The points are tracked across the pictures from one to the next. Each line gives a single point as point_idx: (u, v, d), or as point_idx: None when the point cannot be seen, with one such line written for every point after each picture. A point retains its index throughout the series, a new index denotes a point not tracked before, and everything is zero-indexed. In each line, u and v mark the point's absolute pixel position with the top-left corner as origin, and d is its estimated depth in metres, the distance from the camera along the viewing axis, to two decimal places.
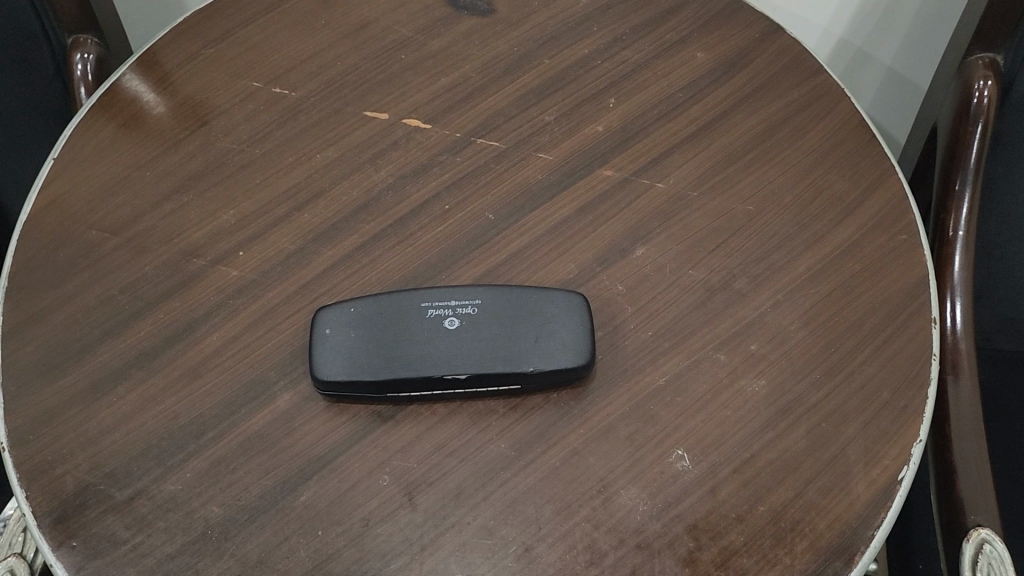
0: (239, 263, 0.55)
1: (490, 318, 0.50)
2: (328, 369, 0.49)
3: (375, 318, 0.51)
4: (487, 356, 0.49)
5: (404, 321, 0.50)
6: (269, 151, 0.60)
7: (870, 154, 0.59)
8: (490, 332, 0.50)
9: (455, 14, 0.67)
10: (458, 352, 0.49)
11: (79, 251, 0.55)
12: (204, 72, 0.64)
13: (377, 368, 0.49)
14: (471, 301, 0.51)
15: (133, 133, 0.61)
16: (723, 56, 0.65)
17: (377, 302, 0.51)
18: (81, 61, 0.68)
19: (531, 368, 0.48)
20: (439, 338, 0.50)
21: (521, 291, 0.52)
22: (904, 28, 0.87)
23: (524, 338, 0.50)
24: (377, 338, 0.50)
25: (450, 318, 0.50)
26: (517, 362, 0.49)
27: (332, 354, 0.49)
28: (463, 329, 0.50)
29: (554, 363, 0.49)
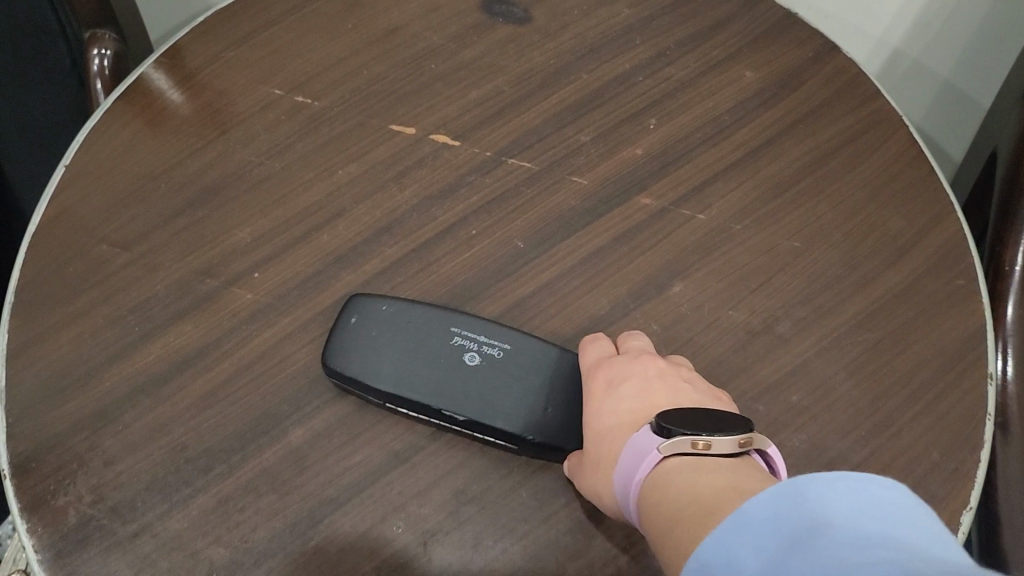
0: (255, 285, 0.52)
1: (513, 368, 0.47)
2: (337, 359, 0.47)
3: (402, 324, 0.48)
4: (493, 406, 0.46)
5: (429, 341, 0.48)
6: (289, 165, 0.57)
7: (925, 189, 0.56)
8: (508, 380, 0.47)
9: (489, 21, 0.64)
10: (469, 390, 0.46)
11: (89, 265, 0.53)
12: (226, 76, 0.61)
13: (383, 378, 0.47)
14: (499, 342, 0.48)
15: (152, 137, 0.58)
16: (773, 75, 0.61)
17: (407, 306, 0.49)
18: (98, 56, 0.63)
19: (531, 437, 0.45)
20: (458, 368, 0.47)
21: (553, 352, 0.48)
22: (963, 42, 0.81)
23: (535, 402, 0.46)
24: (396, 346, 0.48)
25: (472, 353, 0.47)
26: (518, 425, 0.45)
27: (350, 346, 0.48)
28: (481, 369, 0.47)
29: (558, 440, 0.45)
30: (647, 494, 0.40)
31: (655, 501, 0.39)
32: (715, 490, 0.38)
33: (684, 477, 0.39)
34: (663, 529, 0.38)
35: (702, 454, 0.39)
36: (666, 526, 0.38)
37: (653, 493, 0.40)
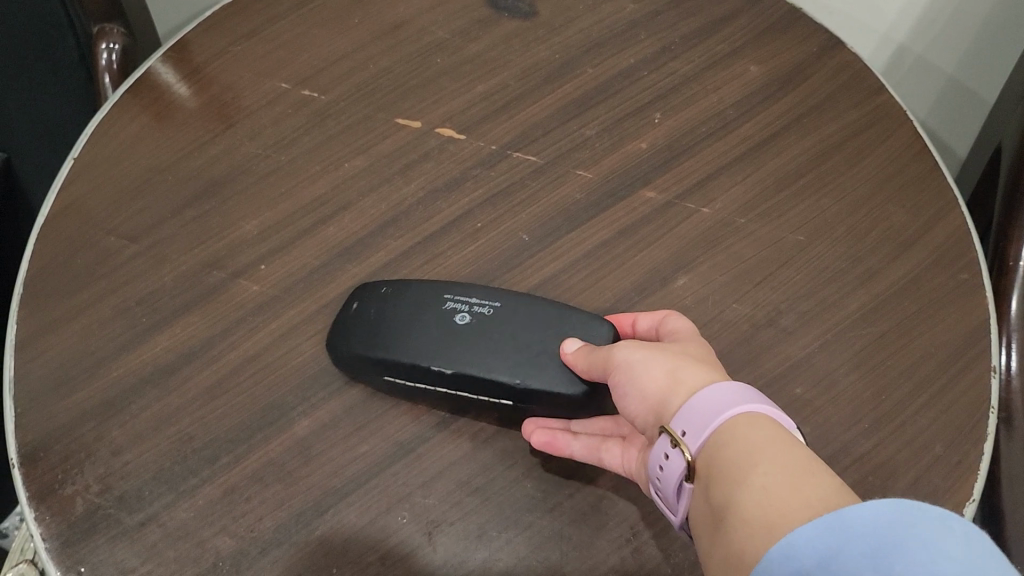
0: (261, 277, 0.52)
1: (503, 321, 0.47)
2: (337, 345, 0.48)
3: (397, 298, 0.49)
4: (481, 358, 0.46)
5: (421, 307, 0.48)
6: (295, 158, 0.57)
7: (929, 184, 0.56)
8: (498, 333, 0.47)
9: (495, 16, 0.64)
10: (461, 346, 0.46)
11: (96, 257, 0.53)
12: (233, 70, 0.62)
13: (375, 345, 0.47)
14: (491, 301, 0.48)
15: (159, 131, 0.59)
16: (777, 70, 0.61)
17: (402, 287, 0.49)
18: (107, 50, 0.65)
19: (520, 382, 0.45)
20: (449, 329, 0.47)
21: (542, 301, 0.48)
22: (968, 36, 0.81)
23: (525, 349, 0.46)
24: (389, 317, 0.48)
25: (462, 314, 0.48)
26: (507, 371, 0.45)
27: (350, 329, 0.48)
28: (470, 327, 0.47)
29: (551, 385, 0.45)
30: (720, 443, 0.38)
31: (752, 455, 0.37)
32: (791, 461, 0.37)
33: (789, 450, 0.37)
34: (754, 486, 0.35)
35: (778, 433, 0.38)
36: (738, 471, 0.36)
37: (744, 443, 0.37)
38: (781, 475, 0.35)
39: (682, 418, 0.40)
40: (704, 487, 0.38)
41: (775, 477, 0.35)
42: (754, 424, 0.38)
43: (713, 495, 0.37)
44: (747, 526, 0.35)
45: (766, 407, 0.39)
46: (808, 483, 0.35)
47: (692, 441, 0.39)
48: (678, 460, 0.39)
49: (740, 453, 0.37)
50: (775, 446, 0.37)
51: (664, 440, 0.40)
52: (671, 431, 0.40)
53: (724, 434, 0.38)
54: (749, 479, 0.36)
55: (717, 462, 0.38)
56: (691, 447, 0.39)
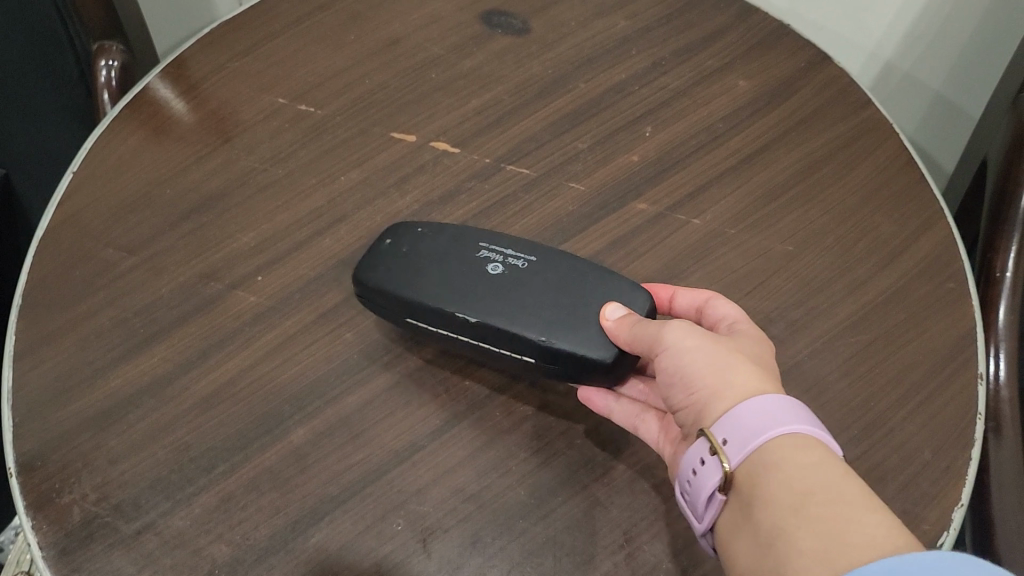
0: (258, 288, 0.53)
1: (537, 276, 0.48)
2: (358, 275, 0.49)
3: (431, 243, 0.50)
4: (505, 310, 0.46)
5: (456, 255, 0.49)
6: (292, 172, 0.58)
7: (916, 196, 0.57)
8: (530, 287, 0.47)
9: (489, 33, 0.65)
10: (491, 295, 0.47)
11: (95, 269, 0.54)
12: (231, 85, 0.63)
13: (405, 283, 0.48)
14: (525, 256, 0.49)
15: (157, 146, 0.60)
16: (766, 85, 0.62)
17: (435, 233, 0.50)
18: (106, 67, 0.64)
19: (540, 338, 0.45)
20: (482, 276, 0.48)
21: (585, 264, 0.49)
22: (954, 54, 0.83)
23: (550, 307, 0.46)
24: (422, 259, 0.49)
25: (495, 264, 0.48)
26: (527, 326, 0.46)
27: (380, 264, 0.49)
28: (501, 277, 0.48)
29: (579, 346, 0.45)
30: (768, 464, 0.39)
31: (803, 485, 0.38)
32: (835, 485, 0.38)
33: (837, 478, 0.38)
34: (806, 521, 0.37)
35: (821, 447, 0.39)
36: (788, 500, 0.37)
37: (790, 470, 0.38)
38: (835, 508, 0.36)
39: (723, 427, 0.40)
40: (744, 498, 0.39)
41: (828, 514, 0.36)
42: (800, 447, 0.39)
43: (756, 517, 0.38)
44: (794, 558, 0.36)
45: (812, 426, 0.39)
46: (862, 520, 0.36)
47: (732, 454, 0.39)
48: (714, 472, 0.40)
49: (786, 480, 0.38)
50: (823, 474, 0.38)
51: (703, 445, 0.40)
52: (711, 437, 0.40)
53: (772, 455, 0.39)
54: (804, 516, 0.37)
55: (761, 483, 0.38)
56: (731, 460, 0.39)
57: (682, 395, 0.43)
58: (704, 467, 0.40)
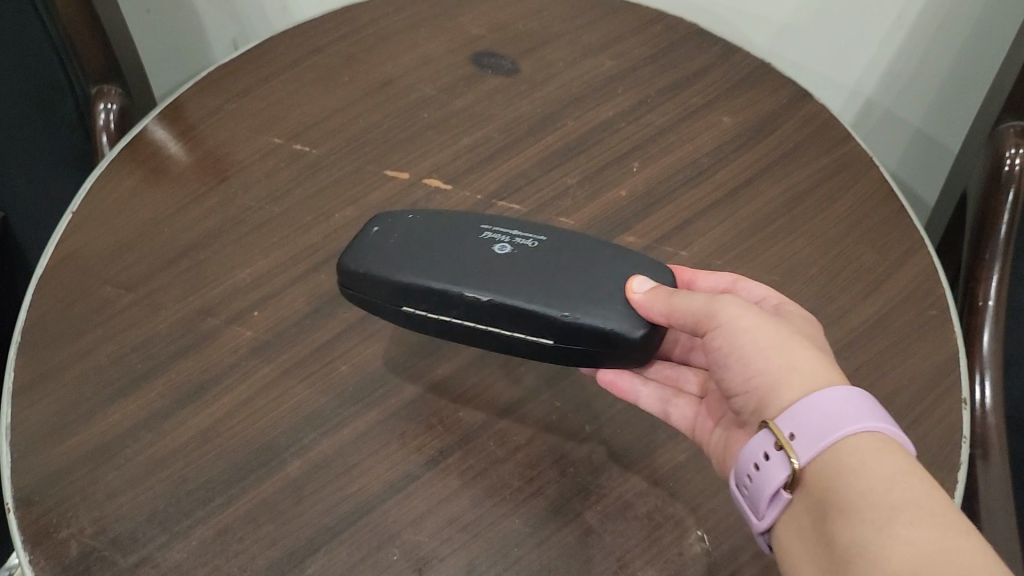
0: (255, 323, 0.54)
1: (547, 253, 0.47)
2: (351, 262, 0.48)
3: (430, 228, 0.49)
4: (519, 285, 0.45)
5: (459, 237, 0.48)
6: (288, 209, 0.59)
7: (896, 227, 0.58)
8: (542, 262, 0.46)
9: (479, 73, 0.67)
10: (501, 271, 0.46)
11: (93, 306, 0.54)
12: (228, 126, 0.64)
13: (407, 266, 0.47)
14: (532, 237, 0.48)
15: (154, 186, 0.61)
16: (749, 121, 0.64)
17: (432, 217, 0.50)
18: (105, 110, 0.66)
19: (563, 313, 0.44)
20: (490, 254, 0.47)
21: (596, 241, 0.48)
22: (932, 89, 0.85)
23: (565, 281, 0.46)
24: (423, 243, 0.48)
25: (502, 244, 0.47)
26: (545, 301, 0.45)
27: (375, 250, 0.48)
28: (510, 256, 0.47)
29: (599, 318, 0.44)
30: (851, 468, 0.39)
31: (890, 499, 0.37)
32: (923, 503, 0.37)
33: (922, 495, 0.38)
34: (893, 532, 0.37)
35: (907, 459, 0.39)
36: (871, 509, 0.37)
37: (874, 479, 0.38)
38: (922, 526, 0.36)
39: (790, 421, 0.41)
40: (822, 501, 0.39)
41: (915, 531, 0.36)
42: (882, 454, 0.39)
43: (836, 523, 0.38)
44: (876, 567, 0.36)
45: (886, 423, 0.40)
46: (950, 538, 0.36)
47: (800, 448, 0.40)
48: (781, 469, 0.40)
49: (868, 488, 0.38)
50: (909, 488, 0.38)
51: (767, 438, 0.41)
52: (777, 431, 0.41)
53: (856, 460, 0.39)
54: (890, 528, 0.37)
55: (843, 492, 0.38)
56: (800, 457, 0.40)
57: (739, 376, 0.45)
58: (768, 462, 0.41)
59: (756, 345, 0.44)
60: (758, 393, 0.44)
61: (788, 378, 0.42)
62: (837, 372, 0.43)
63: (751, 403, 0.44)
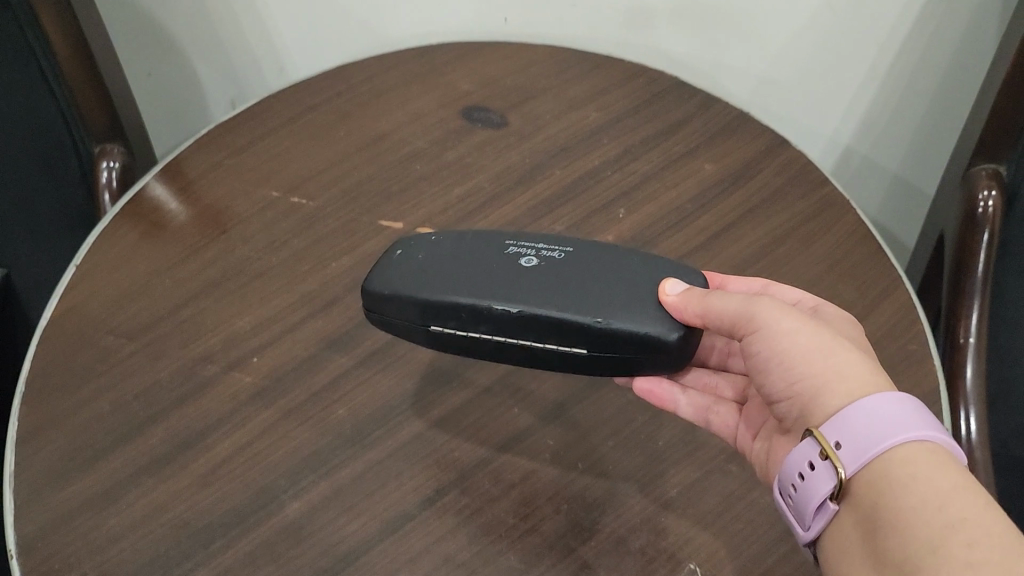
0: (253, 370, 0.55)
1: (572, 263, 0.49)
2: (376, 284, 0.50)
3: (454, 247, 0.51)
4: (547, 295, 0.47)
5: (484, 254, 0.50)
6: (285, 260, 0.61)
7: (875, 265, 0.60)
8: (568, 272, 0.48)
9: (469, 126, 0.70)
10: (528, 283, 0.47)
11: (95, 356, 0.56)
12: (226, 181, 0.66)
13: (435, 285, 0.48)
14: (557, 250, 0.50)
15: (155, 240, 0.63)
16: (730, 168, 0.66)
17: (454, 237, 0.51)
18: (107, 169, 0.71)
19: (595, 321, 0.46)
20: (517, 267, 0.49)
21: (620, 249, 0.50)
22: (908, 134, 0.88)
23: (593, 289, 0.47)
24: (448, 261, 0.50)
25: (528, 258, 0.49)
26: (574, 309, 0.46)
27: (400, 270, 0.50)
28: (537, 268, 0.48)
29: (631, 323, 0.46)
30: (902, 483, 0.39)
31: (940, 512, 0.38)
32: (976, 512, 0.38)
33: (978, 510, 0.38)
34: (947, 545, 0.37)
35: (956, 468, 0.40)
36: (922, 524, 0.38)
37: (928, 493, 0.38)
38: (976, 537, 0.37)
39: (836, 430, 0.42)
40: (877, 524, 0.40)
41: (974, 544, 0.36)
42: (933, 464, 0.40)
43: (893, 546, 0.39)
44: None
45: (935, 430, 0.41)
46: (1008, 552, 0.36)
47: (847, 457, 0.41)
48: (826, 479, 0.41)
49: (922, 503, 0.38)
50: (965, 500, 0.38)
51: (814, 446, 0.42)
52: (823, 439, 0.42)
53: (904, 474, 0.40)
54: (945, 541, 0.37)
55: (895, 511, 0.39)
56: (847, 467, 0.41)
57: (783, 381, 0.46)
58: (814, 472, 0.42)
59: (799, 347, 0.45)
60: (802, 397, 0.45)
61: (835, 383, 0.44)
62: (885, 378, 0.44)
63: (796, 409, 0.46)
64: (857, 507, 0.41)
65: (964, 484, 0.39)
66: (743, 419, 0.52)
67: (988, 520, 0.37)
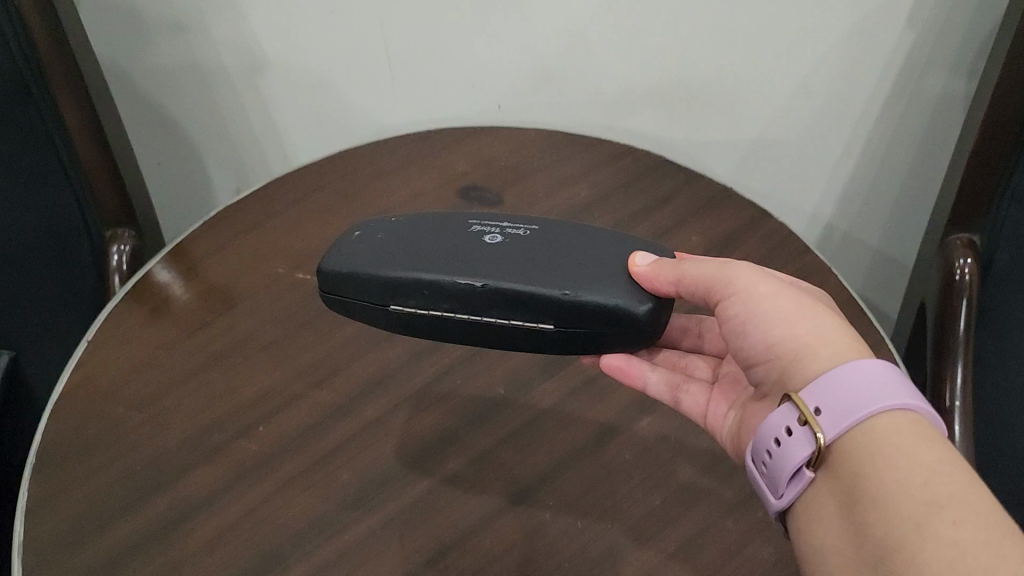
0: (260, 437, 0.56)
1: (533, 241, 0.52)
2: (343, 265, 0.52)
3: (416, 231, 0.54)
4: (511, 270, 0.49)
5: (448, 236, 0.53)
6: (290, 333, 0.63)
7: (858, 327, 0.62)
8: (527, 249, 0.51)
9: (466, 204, 0.73)
10: (487, 260, 0.50)
11: (106, 427, 0.57)
12: (232, 260, 0.69)
13: (400, 263, 0.51)
14: (519, 232, 0.53)
15: (163, 316, 0.65)
16: (716, 238, 0.69)
17: (416, 223, 0.55)
18: (118, 252, 0.74)
19: (561, 292, 0.48)
20: (481, 246, 0.51)
21: (579, 230, 0.53)
22: (886, 210, 0.92)
23: (556, 265, 0.50)
24: (412, 243, 0.52)
25: (491, 238, 0.52)
26: (540, 282, 0.49)
27: (365, 251, 0.53)
28: (499, 246, 0.51)
29: (596, 293, 0.48)
30: (886, 454, 0.40)
31: (926, 483, 0.39)
32: (962, 485, 0.38)
33: (964, 483, 0.39)
34: (935, 512, 0.37)
35: (938, 442, 0.41)
36: (909, 494, 0.39)
37: (914, 465, 0.39)
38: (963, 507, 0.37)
39: (815, 396, 0.43)
40: (862, 495, 0.40)
41: (960, 512, 0.37)
42: (917, 437, 0.40)
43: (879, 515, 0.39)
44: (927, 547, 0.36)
45: (916, 399, 0.42)
46: (993, 522, 0.37)
47: (826, 422, 0.42)
48: (806, 445, 0.42)
49: (904, 476, 0.39)
50: (948, 476, 0.39)
51: (793, 413, 0.43)
52: (801, 405, 0.43)
53: (889, 445, 0.40)
54: (931, 509, 0.38)
55: (881, 482, 0.40)
56: (826, 432, 0.42)
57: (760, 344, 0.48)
58: (793, 440, 0.43)
59: (775, 306, 0.48)
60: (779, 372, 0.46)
61: (813, 344, 0.46)
62: (852, 333, 0.47)
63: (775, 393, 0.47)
64: (836, 478, 0.42)
65: (949, 458, 0.40)
66: (711, 394, 0.55)
67: (974, 493, 0.38)
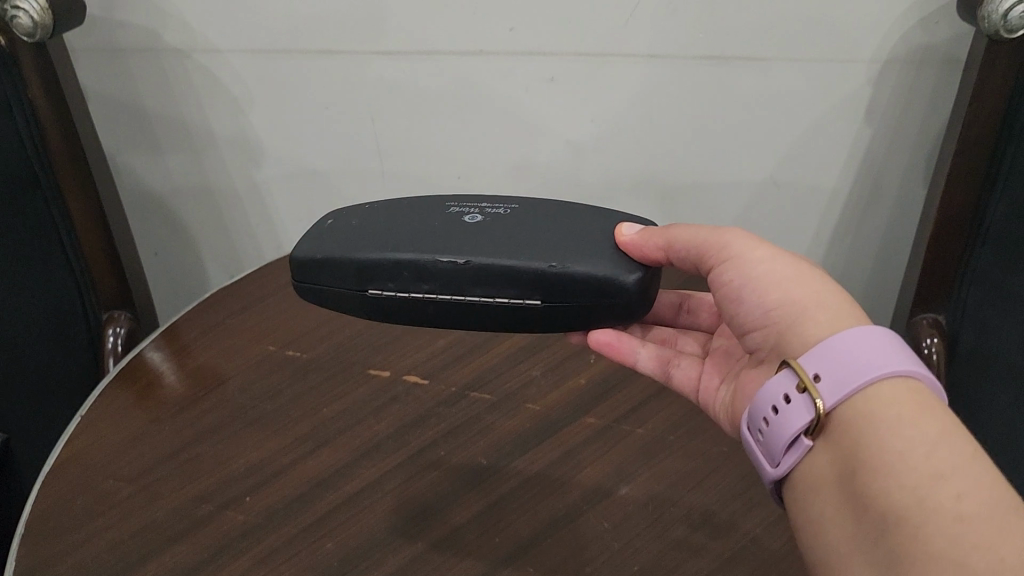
0: (246, 508, 0.57)
1: (509, 224, 0.56)
2: (323, 253, 0.56)
3: (395, 220, 0.58)
4: (491, 248, 0.53)
5: (427, 223, 0.57)
6: (279, 408, 0.66)
7: None
8: (505, 231, 0.55)
9: None
10: (467, 241, 0.54)
11: (95, 499, 0.58)
12: (223, 344, 0.72)
13: (382, 246, 0.55)
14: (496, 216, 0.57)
15: (154, 395, 0.67)
16: None
17: (395, 214, 0.59)
18: (113, 333, 0.76)
19: (543, 267, 0.52)
20: (460, 229, 0.55)
21: (551, 213, 0.58)
22: (860, 296, 0.95)
23: (535, 242, 0.54)
24: (393, 230, 0.57)
25: (469, 223, 0.56)
26: (523, 259, 0.52)
27: (346, 238, 0.57)
28: (477, 230, 0.55)
29: (576, 265, 0.52)
30: (885, 424, 0.41)
31: (925, 456, 0.40)
32: (960, 461, 0.39)
33: (961, 457, 0.39)
34: (934, 485, 0.38)
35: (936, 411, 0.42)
36: (908, 468, 0.39)
37: (912, 439, 0.40)
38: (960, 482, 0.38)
39: (815, 363, 0.45)
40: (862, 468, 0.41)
41: (958, 488, 0.38)
42: (914, 409, 0.42)
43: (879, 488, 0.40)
44: (925, 520, 0.38)
45: (915, 365, 0.43)
46: (988, 499, 0.38)
47: (825, 389, 0.44)
48: (807, 412, 0.44)
49: (904, 448, 0.40)
50: (947, 450, 0.40)
51: (794, 377, 0.45)
52: (803, 372, 0.45)
53: (887, 415, 0.42)
54: (931, 483, 0.38)
55: (880, 453, 0.41)
56: (826, 399, 0.43)
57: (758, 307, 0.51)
58: (792, 406, 0.45)
59: (770, 268, 0.51)
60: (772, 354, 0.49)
61: (810, 307, 0.48)
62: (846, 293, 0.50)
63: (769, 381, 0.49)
64: (836, 452, 0.43)
65: (946, 432, 0.41)
66: (703, 367, 0.60)
67: (970, 469, 0.39)
